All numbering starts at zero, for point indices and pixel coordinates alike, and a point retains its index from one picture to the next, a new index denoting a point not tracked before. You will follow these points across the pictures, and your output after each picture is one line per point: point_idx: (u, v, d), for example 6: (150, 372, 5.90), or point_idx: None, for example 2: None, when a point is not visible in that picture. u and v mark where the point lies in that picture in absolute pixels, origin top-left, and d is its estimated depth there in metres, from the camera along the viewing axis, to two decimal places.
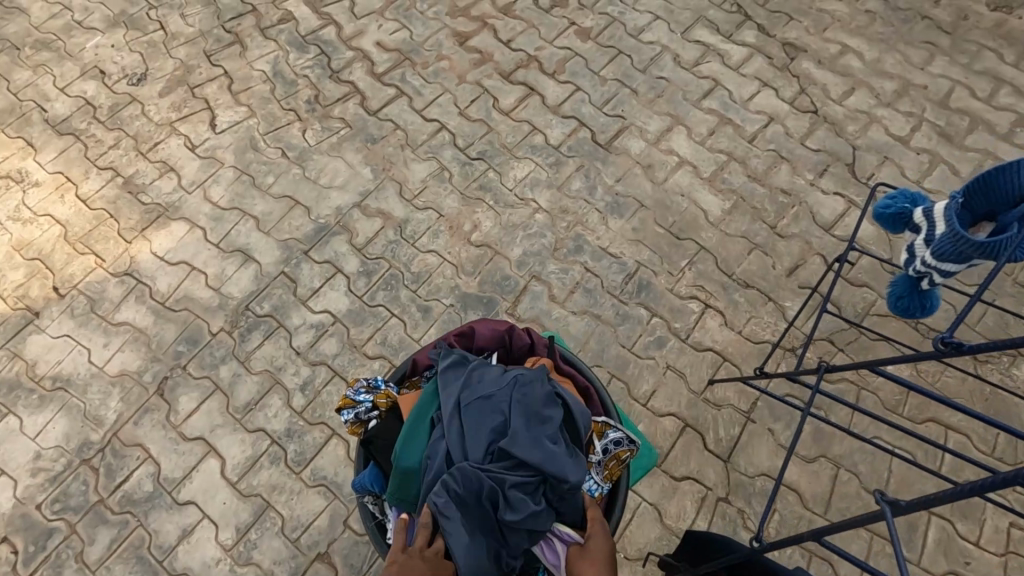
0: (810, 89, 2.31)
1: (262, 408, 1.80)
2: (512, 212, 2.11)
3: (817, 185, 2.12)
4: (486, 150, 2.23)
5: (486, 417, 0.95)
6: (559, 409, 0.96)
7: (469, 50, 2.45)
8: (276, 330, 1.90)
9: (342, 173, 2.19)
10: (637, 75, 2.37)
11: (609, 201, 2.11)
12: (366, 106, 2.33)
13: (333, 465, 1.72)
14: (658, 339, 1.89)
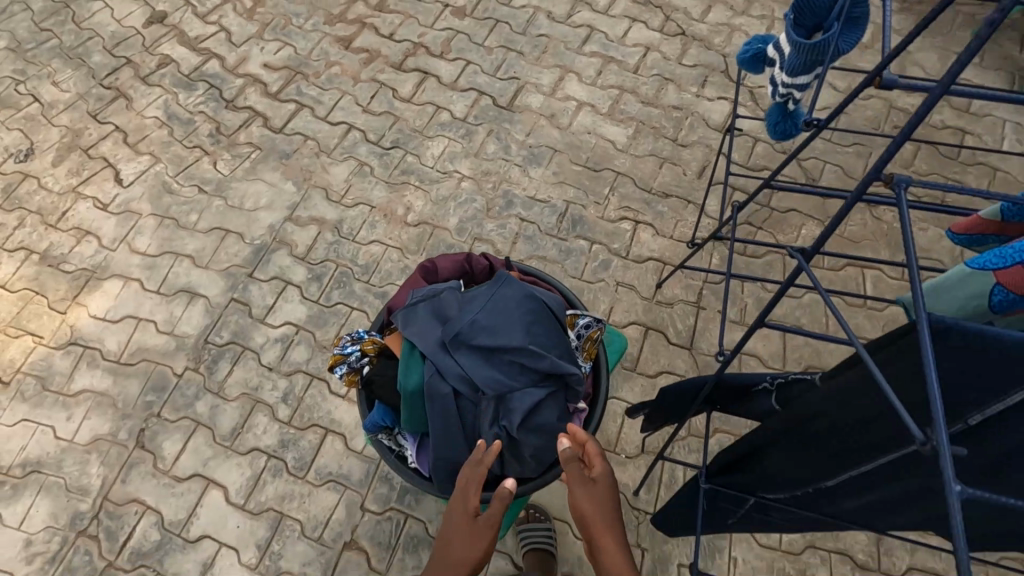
0: (674, 15, 2.53)
1: (250, 429, 1.80)
2: (439, 186, 2.20)
3: (702, 95, 2.34)
4: (399, 137, 2.32)
5: (474, 337, 1.01)
6: (539, 311, 1.02)
7: (356, 52, 2.52)
8: (243, 354, 1.91)
9: (265, 193, 2.21)
10: (519, 38, 2.52)
11: (525, 154, 2.24)
12: (270, 126, 2.36)
13: (336, 459, 1.76)
14: (603, 262, 2.03)
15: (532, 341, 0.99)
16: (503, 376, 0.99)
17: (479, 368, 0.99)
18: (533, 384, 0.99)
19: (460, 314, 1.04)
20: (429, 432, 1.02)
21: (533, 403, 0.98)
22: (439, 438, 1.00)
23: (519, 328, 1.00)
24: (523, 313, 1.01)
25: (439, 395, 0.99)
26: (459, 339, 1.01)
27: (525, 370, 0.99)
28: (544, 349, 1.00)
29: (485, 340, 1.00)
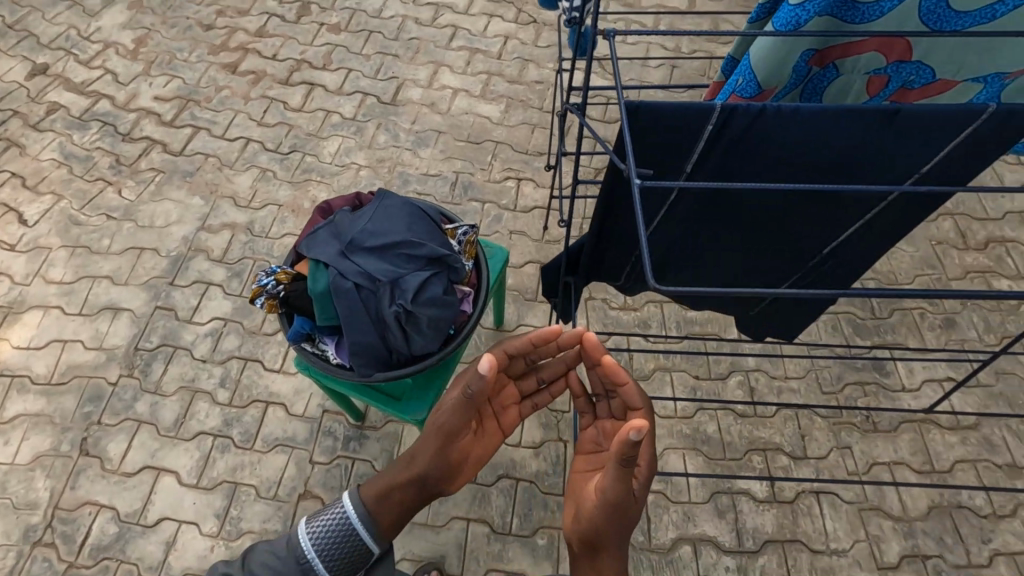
0: (525, 8, 2.90)
1: (193, 416, 1.92)
2: (339, 178, 2.42)
3: (559, 69, 2.70)
4: (296, 142, 2.52)
5: (365, 239, 1.23)
6: (415, 213, 1.27)
7: (243, 75, 2.72)
8: (175, 353, 2.03)
9: (175, 210, 2.34)
10: (393, 43, 2.80)
11: (413, 139, 2.51)
12: (170, 150, 2.50)
13: (281, 425, 1.91)
14: (495, 216, 2.31)
15: (413, 233, 1.24)
16: (394, 265, 1.22)
17: (372, 262, 1.22)
18: (419, 266, 1.23)
19: (352, 225, 1.26)
20: (339, 325, 1.22)
21: (421, 281, 1.21)
22: (348, 323, 1.21)
23: (400, 226, 1.24)
24: (402, 215, 1.26)
25: (343, 289, 1.21)
26: (353, 244, 1.23)
27: (411, 256, 1.23)
28: (424, 239, 1.25)
29: (374, 240, 1.23)
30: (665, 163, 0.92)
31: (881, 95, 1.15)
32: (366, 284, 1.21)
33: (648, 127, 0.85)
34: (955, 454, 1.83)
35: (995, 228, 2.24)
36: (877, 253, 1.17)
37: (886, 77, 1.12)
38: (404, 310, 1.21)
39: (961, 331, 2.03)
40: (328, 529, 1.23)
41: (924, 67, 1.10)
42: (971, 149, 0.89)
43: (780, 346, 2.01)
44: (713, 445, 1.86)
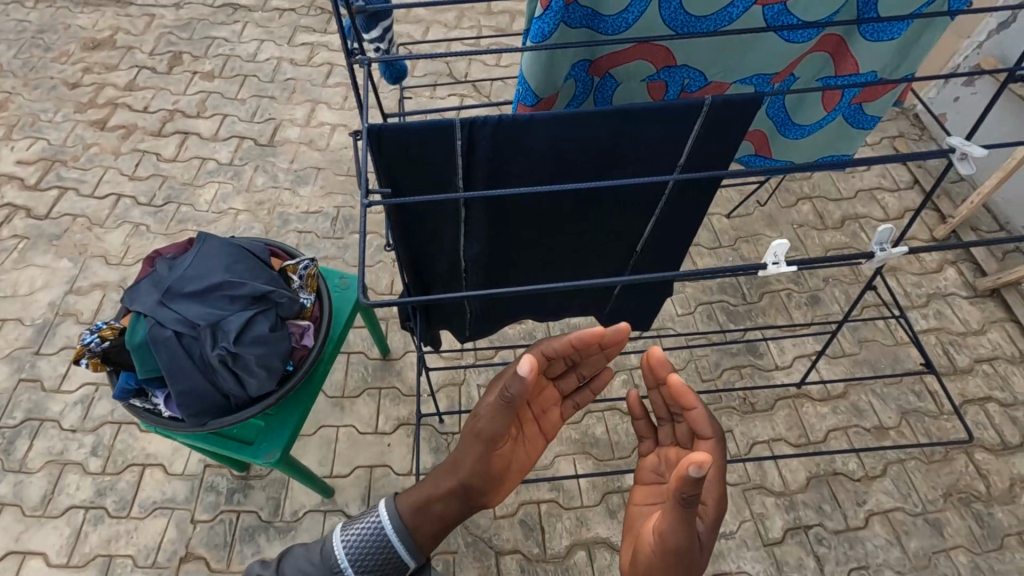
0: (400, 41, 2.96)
1: (62, 490, 1.81)
2: (217, 224, 2.37)
3: (436, 96, 2.75)
4: (171, 193, 2.46)
5: (184, 286, 1.21)
6: (239, 254, 1.27)
7: (112, 130, 2.65)
8: (42, 426, 1.92)
9: (40, 275, 2.24)
10: (269, 85, 2.80)
11: (292, 178, 2.49)
12: (34, 214, 2.40)
13: (159, 487, 1.82)
14: (378, 246, 2.31)
15: (235, 275, 1.23)
16: (215, 308, 1.20)
17: (191, 308, 1.20)
18: (242, 307, 1.21)
19: (171, 273, 1.24)
20: (162, 376, 1.19)
21: (242, 321, 1.19)
22: (169, 374, 1.18)
23: (220, 268, 1.23)
24: (223, 258, 1.25)
25: (160, 339, 1.18)
26: (171, 292, 1.21)
27: (233, 298, 1.21)
28: (247, 279, 1.24)
29: (193, 286, 1.21)
30: (430, 180, 0.95)
31: (665, 99, 1.20)
32: (186, 332, 1.19)
33: (394, 149, 0.88)
34: (827, 424, 1.92)
35: (849, 206, 2.40)
36: (688, 233, 1.19)
37: (663, 81, 1.16)
38: (227, 353, 1.18)
39: (826, 306, 2.15)
40: (370, 534, 1.10)
41: (693, 71, 1.15)
42: (713, 134, 0.92)
43: (661, 342, 2.07)
44: (602, 447, 1.89)
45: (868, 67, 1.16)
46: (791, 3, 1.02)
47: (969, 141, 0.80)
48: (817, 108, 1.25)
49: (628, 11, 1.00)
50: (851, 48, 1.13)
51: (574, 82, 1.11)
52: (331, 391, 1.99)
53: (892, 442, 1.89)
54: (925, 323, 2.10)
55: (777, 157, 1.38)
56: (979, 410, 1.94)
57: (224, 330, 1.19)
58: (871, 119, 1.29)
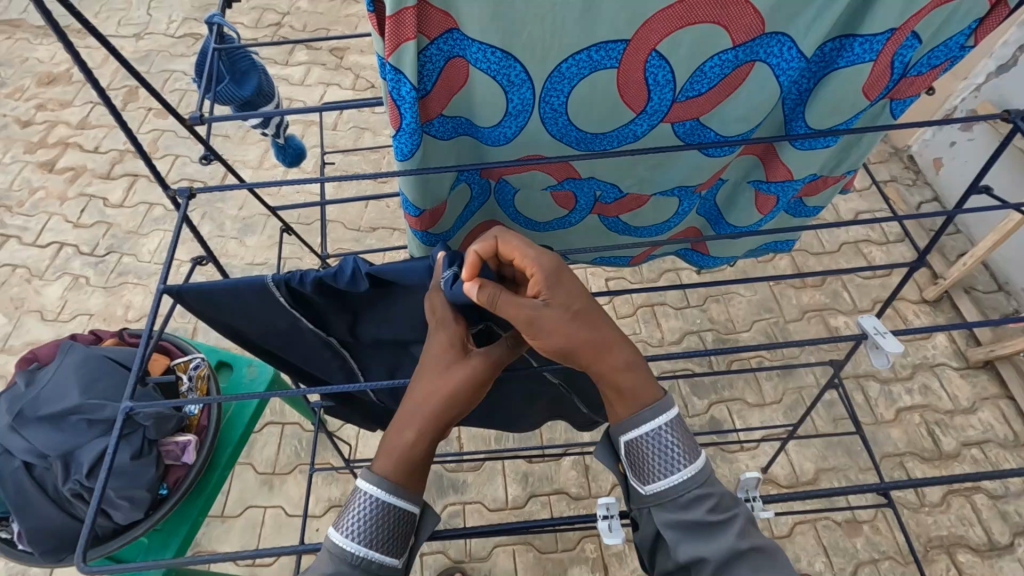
0: (362, 73, 2.84)
1: None
2: (158, 277, 2.27)
3: None
4: (114, 242, 2.37)
5: (37, 410, 1.09)
6: (104, 366, 1.14)
7: (60, 172, 2.56)
8: None
9: None
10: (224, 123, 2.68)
11: (239, 226, 2.38)
12: None
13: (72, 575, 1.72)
14: None
15: (95, 394, 1.10)
16: (70, 434, 1.08)
17: (43, 435, 1.08)
18: (100, 432, 1.08)
19: (26, 393, 1.12)
20: (11, 511, 1.07)
21: (95, 453, 1.06)
22: (17, 509, 1.06)
23: (78, 388, 1.10)
24: (84, 373, 1.12)
25: (10, 471, 1.06)
26: (24, 416, 1.09)
27: (90, 423, 1.09)
28: (108, 398, 1.11)
29: (47, 409, 1.09)
30: (277, 328, 0.83)
31: (577, 207, 1.05)
32: (38, 462, 1.07)
33: (214, 309, 0.76)
34: (793, 515, 1.75)
35: (832, 261, 2.22)
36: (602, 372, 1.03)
37: (569, 191, 1.01)
38: (81, 487, 1.06)
39: (799, 377, 1.98)
40: (367, 513, 0.66)
41: (604, 182, 0.99)
42: None
43: None
44: (545, 538, 1.74)
45: (802, 171, 0.98)
46: (704, 119, 0.86)
47: (882, 331, 0.73)
48: (752, 211, 1.08)
49: (504, 127, 0.84)
50: (780, 154, 0.96)
51: (466, 185, 0.96)
52: (261, 468, 1.88)
53: (864, 538, 1.72)
54: (909, 399, 1.92)
55: (715, 253, 1.22)
56: (965, 501, 1.76)
57: (78, 461, 1.07)
58: (815, 210, 1.12)
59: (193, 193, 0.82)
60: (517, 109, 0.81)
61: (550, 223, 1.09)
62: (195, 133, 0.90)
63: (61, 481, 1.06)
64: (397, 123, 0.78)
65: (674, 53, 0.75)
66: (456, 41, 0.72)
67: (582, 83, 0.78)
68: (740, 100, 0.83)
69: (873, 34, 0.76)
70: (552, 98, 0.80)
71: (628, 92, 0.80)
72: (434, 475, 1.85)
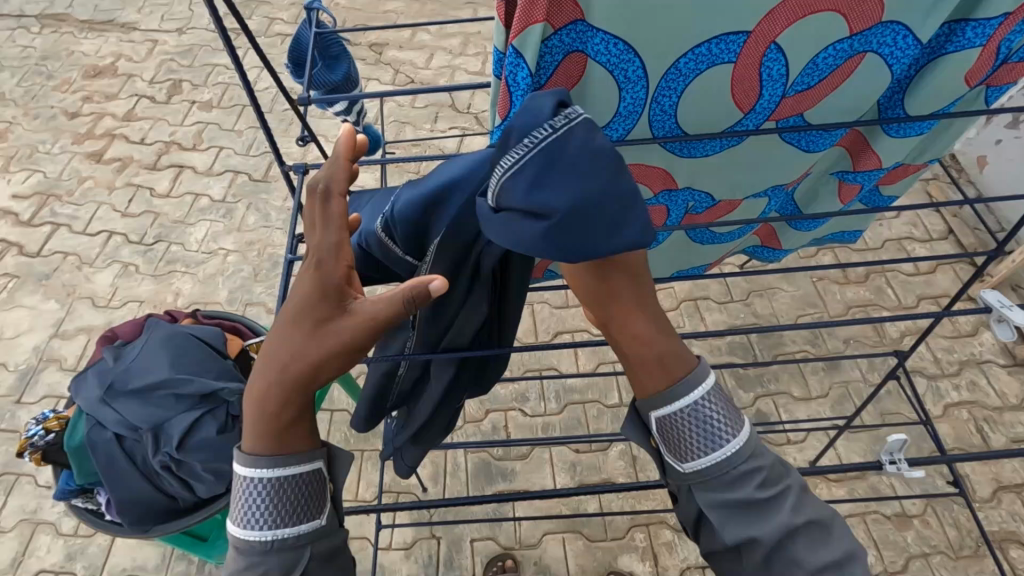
0: (402, 69, 2.87)
1: (33, 552, 1.76)
2: (205, 265, 2.30)
3: (436, 129, 2.65)
4: (162, 231, 2.41)
5: (127, 384, 1.12)
6: (189, 343, 1.17)
7: (108, 163, 2.61)
8: (18, 481, 1.87)
9: (26, 318, 2.20)
10: (267, 116, 2.73)
11: (285, 217, 2.42)
12: (26, 252, 2.37)
13: (130, 553, 1.75)
14: None
15: (183, 369, 1.14)
16: (161, 408, 1.11)
17: (134, 408, 1.10)
18: (189, 406, 1.12)
19: (115, 368, 1.15)
20: (101, 480, 1.10)
21: (186, 425, 1.10)
22: (108, 479, 1.09)
23: (167, 363, 1.13)
24: (171, 350, 1.16)
25: (101, 442, 1.09)
26: (114, 389, 1.12)
27: (179, 397, 1.12)
28: (196, 373, 1.14)
29: (138, 383, 1.12)
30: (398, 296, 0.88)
31: (669, 220, 1.10)
32: (129, 434, 1.10)
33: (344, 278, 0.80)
34: (842, 509, 1.75)
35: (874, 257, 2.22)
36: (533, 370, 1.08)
37: (663, 205, 1.06)
38: (171, 458, 1.09)
39: (845, 372, 1.98)
40: (256, 498, 0.61)
41: (698, 193, 1.04)
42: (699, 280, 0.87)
43: None
44: (594, 525, 1.76)
45: (890, 161, 1.00)
46: (808, 114, 0.88)
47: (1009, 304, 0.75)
48: (832, 202, 1.11)
49: (612, 128, 0.87)
50: (871, 145, 0.97)
51: None
52: None
53: (914, 532, 1.72)
54: (957, 395, 1.92)
55: (786, 245, 1.25)
56: (1015, 497, 1.76)
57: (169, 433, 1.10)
58: (890, 197, 1.15)
59: (304, 171, 0.86)
60: (628, 109, 0.84)
61: None
62: (299, 113, 0.92)
63: (151, 452, 1.09)
64: (506, 111, 0.80)
65: (792, 44, 0.77)
66: (579, 33, 0.73)
67: (698, 81, 0.80)
68: (842, 97, 0.85)
69: (988, 17, 0.77)
70: (663, 100, 0.83)
71: (740, 91, 0.82)
72: (483, 462, 1.87)
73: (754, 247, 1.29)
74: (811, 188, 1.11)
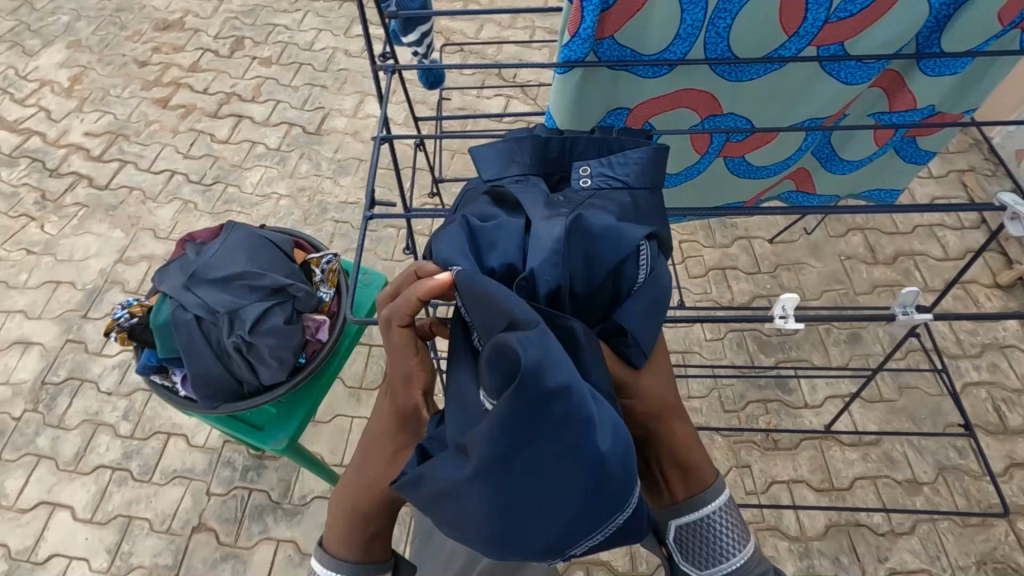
0: (452, 37, 2.98)
1: (93, 449, 1.91)
2: (259, 207, 2.45)
3: (482, 96, 2.76)
4: (220, 173, 2.56)
5: (208, 273, 1.25)
6: (263, 245, 1.30)
7: (173, 109, 2.77)
8: (82, 386, 2.03)
9: (94, 244, 2.37)
10: (322, 74, 2.86)
11: (335, 167, 2.55)
12: (95, 185, 2.54)
13: (180, 457, 1.90)
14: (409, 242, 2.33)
15: (257, 265, 1.26)
16: (237, 297, 1.23)
17: (213, 294, 1.23)
18: (261, 298, 1.24)
19: (196, 260, 1.28)
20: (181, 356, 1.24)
21: (259, 312, 1.22)
22: (186, 355, 1.22)
23: (245, 257, 1.26)
24: (247, 247, 1.28)
25: (182, 321, 1.22)
26: (195, 278, 1.25)
27: (253, 289, 1.24)
28: (268, 270, 1.27)
29: (218, 274, 1.25)
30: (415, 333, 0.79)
31: (708, 151, 1.18)
32: (207, 316, 1.22)
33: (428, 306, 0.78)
34: (854, 470, 1.81)
35: (905, 241, 2.26)
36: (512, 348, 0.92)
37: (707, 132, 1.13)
38: (242, 342, 1.21)
39: (866, 345, 2.04)
40: None
41: (739, 121, 1.11)
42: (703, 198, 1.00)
43: (685, 366, 2.01)
44: None
45: (925, 102, 1.08)
46: (849, 44, 0.96)
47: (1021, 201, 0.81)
48: (868, 147, 1.17)
49: (670, 52, 0.95)
50: (909, 84, 1.05)
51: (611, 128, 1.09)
52: (350, 381, 2.03)
53: (924, 497, 1.77)
54: (977, 374, 1.96)
55: (819, 192, 1.32)
56: None
57: (242, 320, 1.22)
58: (925, 155, 1.20)
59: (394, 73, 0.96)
60: (687, 31, 0.92)
61: (680, 174, 1.23)
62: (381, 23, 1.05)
63: (225, 335, 1.22)
64: (575, 28, 0.87)
65: None
66: None
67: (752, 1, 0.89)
68: (883, 27, 0.93)
69: None
70: (719, 22, 0.92)
71: (788, 15, 0.91)
72: None
73: (789, 194, 1.36)
74: (848, 130, 1.18)
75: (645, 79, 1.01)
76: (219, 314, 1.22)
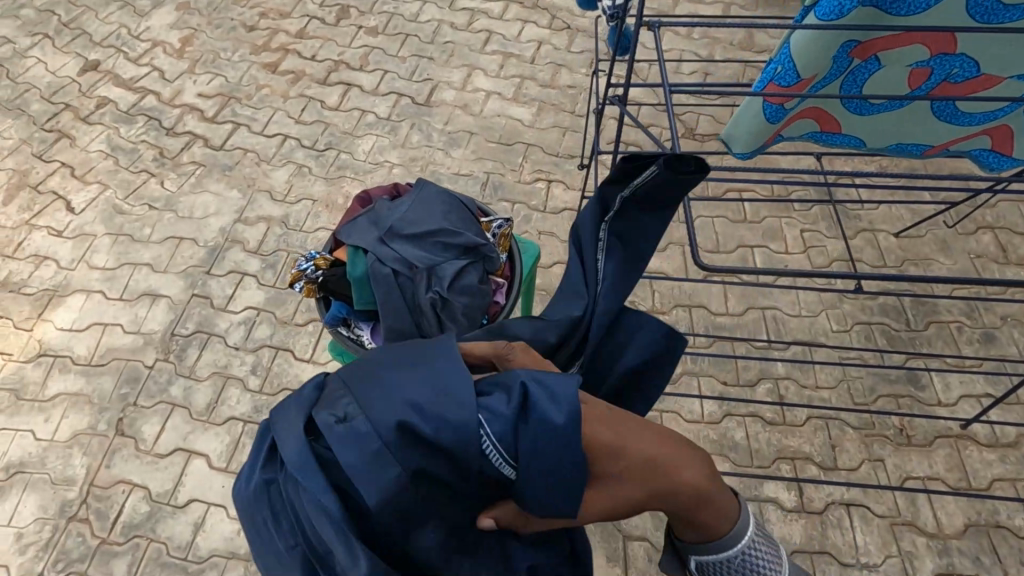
0: (559, 14, 2.94)
1: (224, 401, 1.96)
2: (372, 175, 2.47)
3: (591, 75, 2.73)
4: (332, 139, 2.58)
5: (404, 228, 1.26)
6: (454, 205, 1.31)
7: (283, 74, 2.79)
8: (210, 340, 2.08)
9: (212, 203, 2.41)
10: (428, 46, 2.86)
11: (446, 139, 2.55)
12: (210, 145, 2.58)
13: None
14: (524, 217, 2.32)
15: (451, 223, 1.27)
16: (433, 254, 1.24)
17: (410, 249, 1.25)
18: (455, 256, 1.25)
19: (389, 215, 1.29)
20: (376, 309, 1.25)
21: (456, 269, 1.23)
22: (383, 308, 1.23)
23: (440, 215, 1.28)
24: (440, 206, 1.29)
25: (381, 274, 1.22)
26: (391, 232, 1.26)
27: (449, 246, 1.25)
28: (461, 229, 1.28)
29: (415, 229, 1.26)
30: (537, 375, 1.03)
31: (921, 87, 1.13)
32: (405, 271, 1.23)
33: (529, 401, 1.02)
34: (993, 471, 1.77)
35: None
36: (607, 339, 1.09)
37: (930, 68, 1.09)
38: (438, 298, 1.22)
39: (1001, 345, 1.99)
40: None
41: (970, 61, 1.07)
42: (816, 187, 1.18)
43: (811, 356, 1.98)
44: (740, 452, 1.84)
45: None
46: None
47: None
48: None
49: None
50: None
51: (835, 62, 1.06)
52: None
53: None
54: None
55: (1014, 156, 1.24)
56: None
57: (438, 276, 1.23)
58: None
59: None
60: None
61: (881, 105, 1.16)
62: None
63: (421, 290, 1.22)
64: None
65: None
66: None
67: None
68: None
69: None
70: None
71: None
72: None
73: (978, 153, 1.27)
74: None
75: (897, 15, 0.99)
76: (418, 270, 1.23)
